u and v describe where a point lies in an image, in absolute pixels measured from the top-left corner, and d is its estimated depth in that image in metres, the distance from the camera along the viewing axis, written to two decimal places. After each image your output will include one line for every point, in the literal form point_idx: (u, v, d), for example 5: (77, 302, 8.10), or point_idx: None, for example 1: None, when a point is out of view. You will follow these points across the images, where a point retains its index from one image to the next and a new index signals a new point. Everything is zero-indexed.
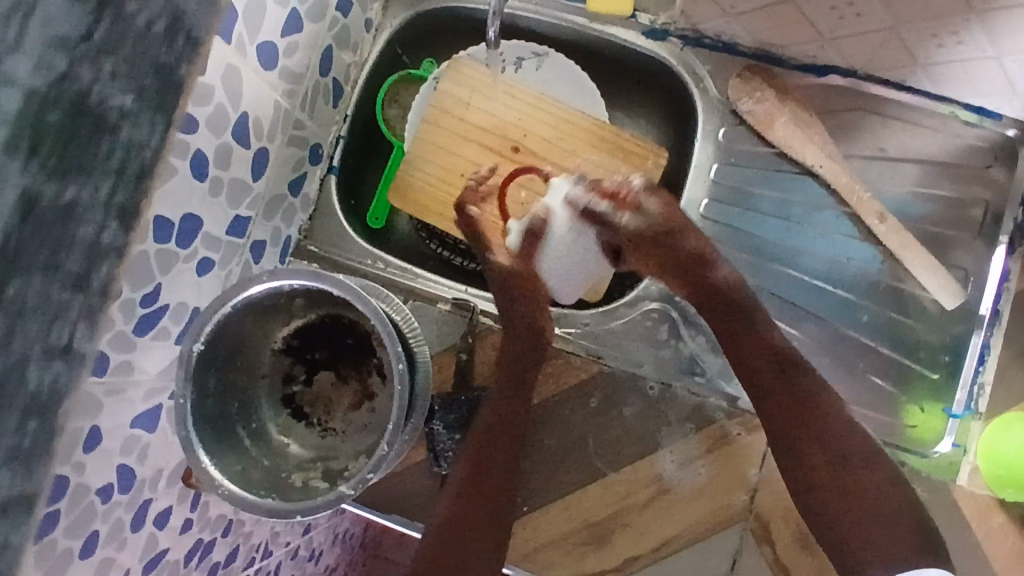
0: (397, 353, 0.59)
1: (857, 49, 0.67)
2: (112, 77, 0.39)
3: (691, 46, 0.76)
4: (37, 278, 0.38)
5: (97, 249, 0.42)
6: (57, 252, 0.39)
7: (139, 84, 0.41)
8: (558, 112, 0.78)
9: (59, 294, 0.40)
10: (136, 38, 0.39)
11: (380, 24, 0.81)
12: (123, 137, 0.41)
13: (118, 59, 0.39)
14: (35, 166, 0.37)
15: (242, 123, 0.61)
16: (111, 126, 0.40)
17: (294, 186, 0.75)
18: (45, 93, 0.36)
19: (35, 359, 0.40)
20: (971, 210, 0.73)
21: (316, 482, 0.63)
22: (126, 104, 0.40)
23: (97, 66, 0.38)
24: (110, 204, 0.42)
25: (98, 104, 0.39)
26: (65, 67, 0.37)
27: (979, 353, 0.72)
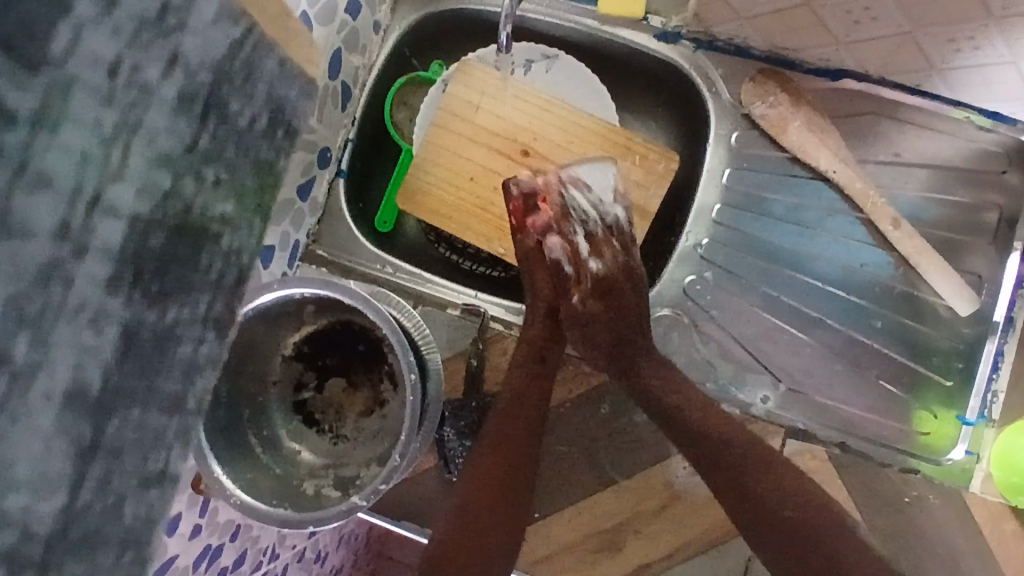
0: (409, 362, 0.59)
1: (872, 54, 0.66)
2: (215, 183, 0.35)
3: (703, 49, 0.75)
4: (138, 411, 0.33)
5: (192, 366, 0.36)
6: (154, 380, 0.34)
7: (239, 186, 0.37)
8: (567, 115, 0.78)
9: (156, 421, 0.34)
10: (238, 137, 0.36)
11: (388, 26, 0.80)
12: (222, 244, 0.37)
13: (220, 164, 0.35)
14: (136, 297, 0.32)
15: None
16: (212, 236, 0.36)
17: (302, 191, 0.74)
18: (149, 216, 0.32)
19: (131, 494, 0.33)
20: (984, 215, 0.73)
21: (328, 490, 0.63)
22: (226, 211, 0.37)
23: (200, 176, 0.34)
24: (207, 316, 0.36)
25: (200, 213, 0.35)
26: (171, 182, 0.33)
27: (992, 360, 0.72)
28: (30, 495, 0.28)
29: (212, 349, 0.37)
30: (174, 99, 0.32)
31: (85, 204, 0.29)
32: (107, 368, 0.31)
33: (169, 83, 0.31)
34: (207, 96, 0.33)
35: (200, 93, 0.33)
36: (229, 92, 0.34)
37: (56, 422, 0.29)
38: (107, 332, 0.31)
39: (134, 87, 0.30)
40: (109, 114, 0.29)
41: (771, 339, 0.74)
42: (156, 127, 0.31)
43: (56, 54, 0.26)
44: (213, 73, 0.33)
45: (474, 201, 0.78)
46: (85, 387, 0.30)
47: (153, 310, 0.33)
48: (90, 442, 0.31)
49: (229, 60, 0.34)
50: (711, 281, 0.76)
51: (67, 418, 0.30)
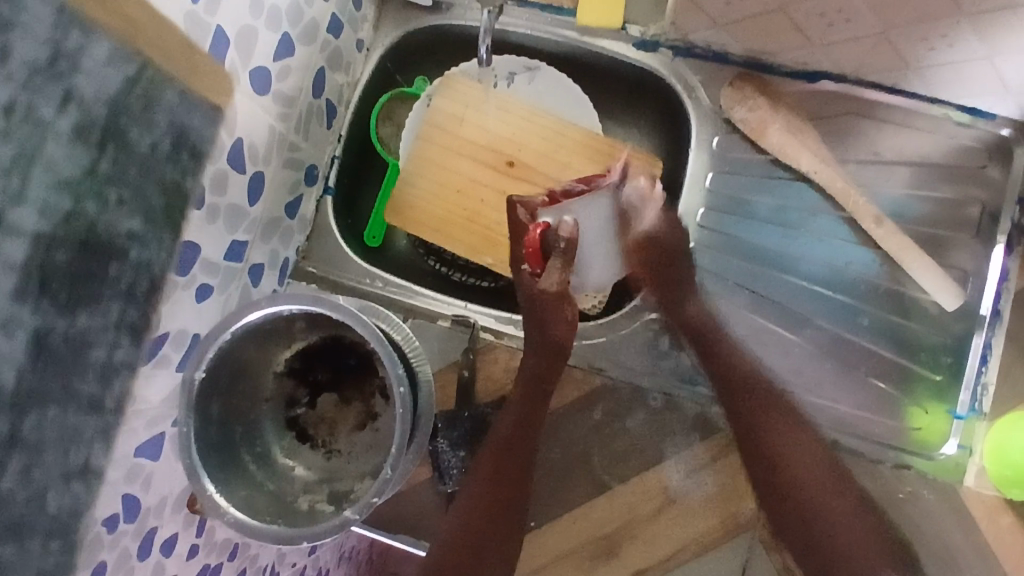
0: (398, 375, 0.59)
1: (847, 55, 0.67)
2: (118, 203, 0.46)
3: (682, 56, 0.76)
4: (54, 410, 0.43)
5: (110, 367, 0.49)
6: (73, 379, 0.45)
7: (146, 207, 0.49)
8: (551, 125, 0.79)
9: (75, 418, 0.46)
10: (140, 160, 0.47)
11: (371, 43, 0.81)
12: (134, 256, 0.49)
13: (123, 186, 0.46)
14: (45, 305, 0.41)
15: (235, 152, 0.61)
16: (120, 247, 0.47)
17: (290, 208, 0.75)
18: (54, 233, 0.41)
19: (56, 484, 0.45)
20: (967, 210, 0.73)
21: (321, 505, 0.63)
22: (135, 225, 0.49)
23: (101, 196, 0.45)
24: (122, 323, 0.49)
25: (105, 229, 0.45)
26: (71, 205, 0.42)
27: (980, 353, 0.72)
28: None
29: (127, 356, 0.51)
30: (72, 125, 0.41)
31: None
32: (20, 368, 0.41)
33: (66, 117, 0.40)
34: (104, 129, 0.44)
35: (98, 124, 0.43)
36: (128, 122, 0.45)
37: None
38: (18, 336, 0.40)
39: (30, 120, 0.38)
40: (7, 149, 0.37)
41: (760, 341, 0.75)
42: (54, 156, 0.40)
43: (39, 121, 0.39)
44: (110, 107, 0.43)
45: (461, 214, 0.79)
46: None
47: (65, 318, 0.43)
48: (9, 434, 0.41)
49: (124, 91, 0.44)
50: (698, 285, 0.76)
51: None
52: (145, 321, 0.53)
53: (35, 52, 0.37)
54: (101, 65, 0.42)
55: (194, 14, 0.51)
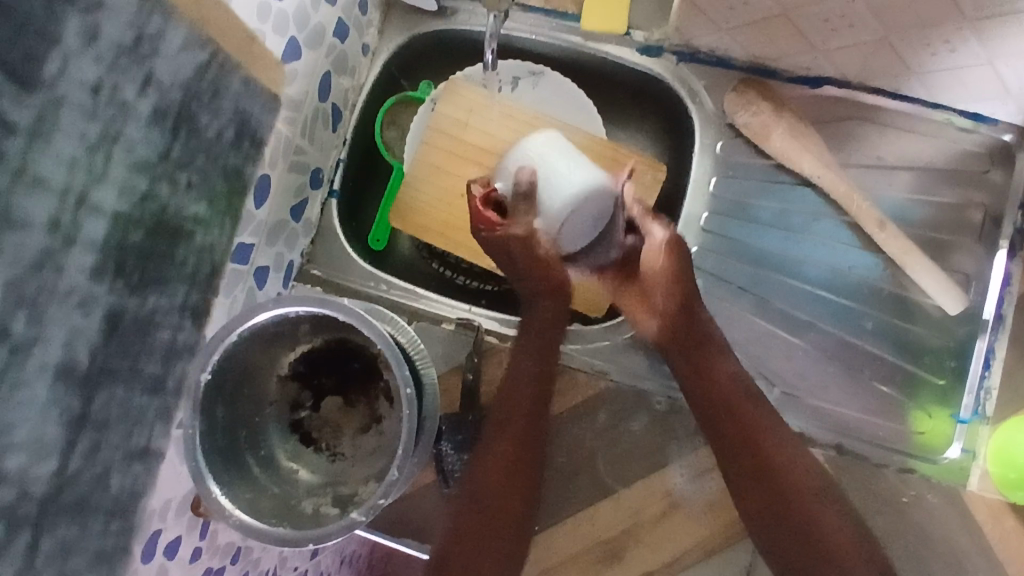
0: (405, 377, 0.59)
1: (849, 60, 0.68)
2: (188, 187, 0.51)
3: (686, 61, 0.77)
4: (120, 389, 0.48)
5: (176, 348, 0.55)
6: (140, 359, 0.50)
7: (208, 193, 0.54)
8: (555, 129, 0.79)
9: (138, 398, 0.51)
10: (210, 149, 0.53)
11: (376, 48, 0.82)
12: (195, 240, 0.54)
13: (194, 171, 0.51)
14: (118, 285, 0.45)
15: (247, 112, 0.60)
16: (188, 233, 0.53)
17: (296, 211, 0.75)
18: (132, 212, 0.46)
19: (118, 465, 0.50)
20: (969, 214, 0.74)
21: (326, 508, 0.63)
22: (200, 212, 0.54)
23: (174, 180, 0.49)
24: (188, 304, 0.55)
25: (177, 216, 0.51)
26: (147, 186, 0.47)
27: (984, 356, 0.72)
28: (31, 457, 0.41)
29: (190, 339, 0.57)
30: (152, 111, 0.45)
31: (75, 200, 0.40)
32: (95, 345, 0.45)
33: (145, 101, 0.44)
34: (178, 111, 0.48)
35: (173, 109, 0.47)
36: (199, 108, 0.49)
37: (49, 392, 0.41)
38: (97, 313, 0.44)
39: (114, 103, 0.42)
40: (94, 127, 0.41)
41: (763, 345, 0.75)
42: (133, 137, 0.44)
43: (50, 80, 0.37)
44: (183, 91, 0.47)
45: (467, 217, 0.79)
46: (71, 363, 0.43)
47: (135, 300, 0.48)
48: (81, 412, 0.44)
49: (198, 75, 0.48)
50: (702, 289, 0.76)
51: (57, 385, 0.42)
52: (204, 305, 0.58)
53: (120, 35, 0.40)
54: (175, 52, 0.45)
55: None
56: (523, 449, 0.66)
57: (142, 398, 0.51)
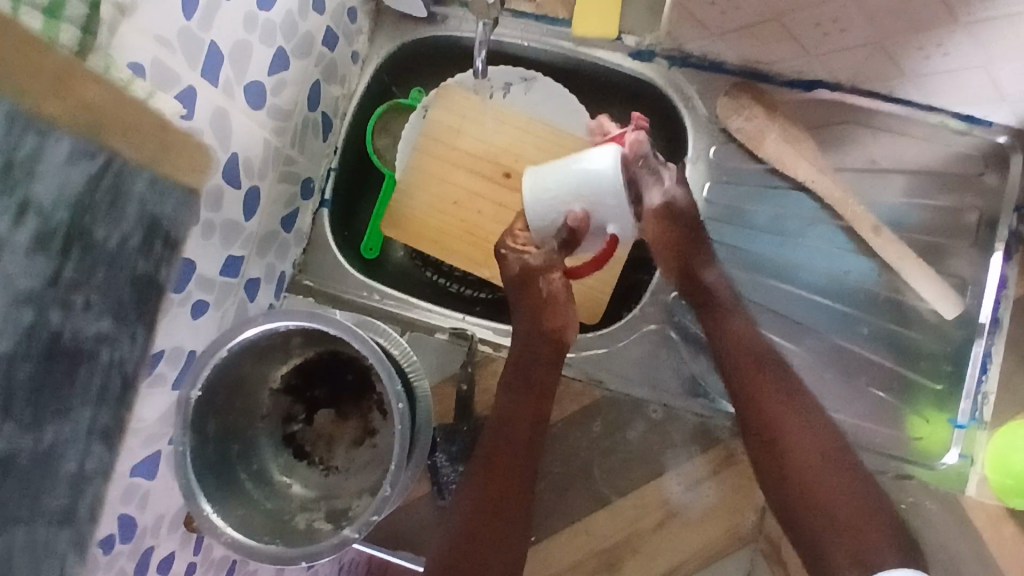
0: (396, 392, 0.59)
1: (843, 64, 0.67)
2: (84, 307, 0.43)
3: (678, 65, 0.76)
4: (22, 529, 0.41)
5: (79, 476, 0.45)
6: (41, 494, 0.42)
7: (113, 306, 0.45)
8: (547, 135, 0.79)
9: (44, 531, 0.43)
10: (108, 260, 0.44)
11: (366, 55, 0.81)
12: (103, 359, 0.46)
13: (90, 289, 0.43)
14: (13, 426, 0.39)
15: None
16: (89, 354, 0.44)
17: (286, 222, 0.74)
18: (21, 349, 0.39)
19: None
20: (965, 217, 0.73)
21: (319, 524, 0.62)
22: (101, 327, 0.45)
23: (66, 304, 0.41)
24: (93, 426, 0.46)
25: (71, 340, 0.42)
26: (33, 317, 0.39)
27: (981, 361, 0.72)
28: None
29: (97, 461, 0.47)
30: (33, 239, 0.38)
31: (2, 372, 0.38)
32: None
33: (25, 232, 0.37)
34: (69, 230, 0.40)
35: (61, 228, 0.40)
36: (94, 219, 0.42)
37: None
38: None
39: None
40: None
41: None
42: (13, 271, 0.37)
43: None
44: (71, 209, 0.40)
45: (459, 225, 0.79)
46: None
47: (30, 437, 0.40)
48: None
49: (88, 185, 0.40)
50: None
51: None
52: (118, 422, 0.49)
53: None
54: (60, 164, 0.38)
55: (189, 30, 0.54)
56: (506, 473, 0.65)
57: (46, 533, 0.43)
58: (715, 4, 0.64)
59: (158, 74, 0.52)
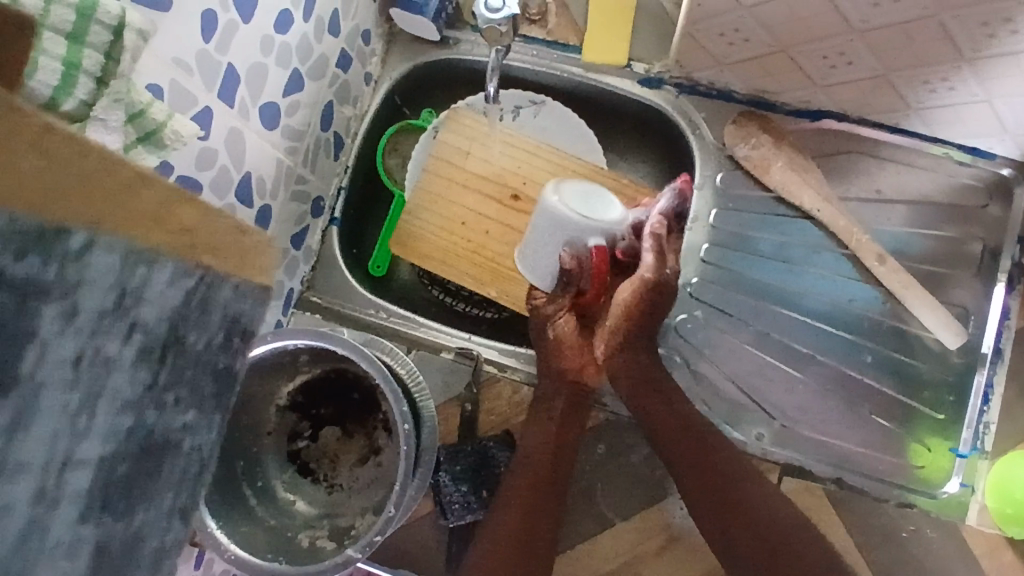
0: (403, 413, 0.59)
1: (849, 96, 0.68)
2: (176, 401, 0.32)
3: (686, 93, 0.77)
4: None
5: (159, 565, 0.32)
6: None
7: (200, 396, 0.33)
8: (556, 158, 0.80)
9: None
10: (197, 360, 0.32)
11: (378, 77, 0.83)
12: (185, 447, 0.33)
13: (182, 384, 0.32)
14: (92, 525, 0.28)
15: (186, 173, 0.57)
16: (174, 443, 0.32)
17: (297, 239, 0.76)
18: (116, 451, 0.29)
19: None
20: (968, 247, 0.74)
21: (322, 542, 0.62)
22: (188, 420, 0.33)
23: (161, 401, 0.31)
24: (171, 510, 0.33)
25: (160, 432, 0.31)
26: (132, 420, 0.29)
27: (982, 392, 0.73)
28: None
29: (180, 538, 0.34)
30: (136, 347, 0.29)
31: (55, 472, 0.26)
32: None
33: (130, 346, 0.28)
34: (166, 343, 0.30)
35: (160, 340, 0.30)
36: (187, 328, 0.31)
37: None
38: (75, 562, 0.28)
39: (93, 367, 0.27)
40: (73, 397, 0.27)
41: (763, 376, 0.75)
42: (118, 384, 0.28)
43: (26, 370, 0.25)
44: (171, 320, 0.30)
45: (465, 245, 0.79)
46: None
47: (121, 526, 0.30)
48: None
49: (187, 303, 0.31)
50: (700, 318, 0.76)
51: None
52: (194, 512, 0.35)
53: (102, 297, 0.27)
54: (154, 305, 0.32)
55: (207, 54, 0.56)
56: (534, 491, 0.66)
57: None
58: (724, 35, 0.65)
59: (176, 97, 0.54)
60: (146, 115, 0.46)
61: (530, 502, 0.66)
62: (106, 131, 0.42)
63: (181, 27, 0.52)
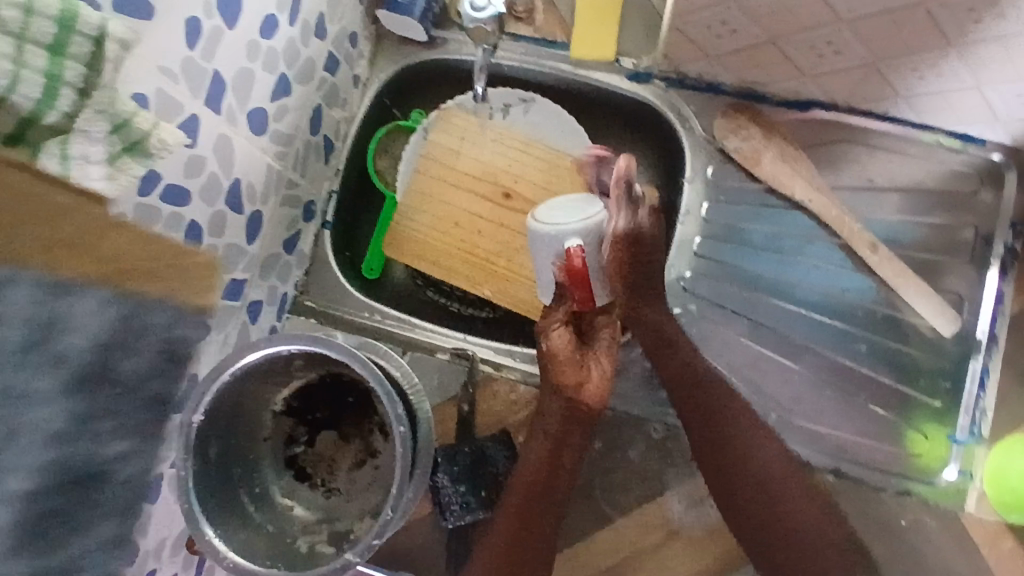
0: (398, 415, 0.59)
1: (838, 85, 0.68)
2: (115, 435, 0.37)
3: (675, 86, 0.77)
4: None
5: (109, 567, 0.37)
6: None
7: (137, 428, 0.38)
8: (548, 156, 0.79)
9: None
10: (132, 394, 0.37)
11: (367, 79, 0.82)
12: (120, 477, 0.37)
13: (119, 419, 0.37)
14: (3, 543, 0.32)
15: (174, 181, 0.57)
16: (106, 473, 0.37)
17: (229, 292, 0.67)
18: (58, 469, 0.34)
19: None
20: (961, 233, 0.74)
21: (322, 547, 0.63)
22: (122, 449, 0.37)
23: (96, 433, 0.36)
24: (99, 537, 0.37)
25: (96, 461, 0.36)
26: (57, 455, 0.34)
27: (978, 376, 0.72)
28: None
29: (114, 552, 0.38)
30: (63, 380, 0.34)
31: None
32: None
33: (54, 377, 0.34)
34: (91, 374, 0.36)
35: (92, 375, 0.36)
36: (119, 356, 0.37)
37: None
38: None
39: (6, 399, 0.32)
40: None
41: (758, 369, 0.75)
42: (37, 418, 0.33)
43: None
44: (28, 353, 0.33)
45: (459, 246, 0.79)
46: None
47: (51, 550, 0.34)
48: None
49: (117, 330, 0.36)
50: (694, 312, 0.76)
51: None
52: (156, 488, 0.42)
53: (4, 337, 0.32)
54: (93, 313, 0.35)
55: (192, 60, 0.55)
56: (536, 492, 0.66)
57: None
58: (710, 28, 0.65)
59: (162, 105, 0.54)
60: (130, 126, 0.44)
61: (536, 500, 0.66)
62: (89, 143, 0.41)
63: (164, 34, 0.52)
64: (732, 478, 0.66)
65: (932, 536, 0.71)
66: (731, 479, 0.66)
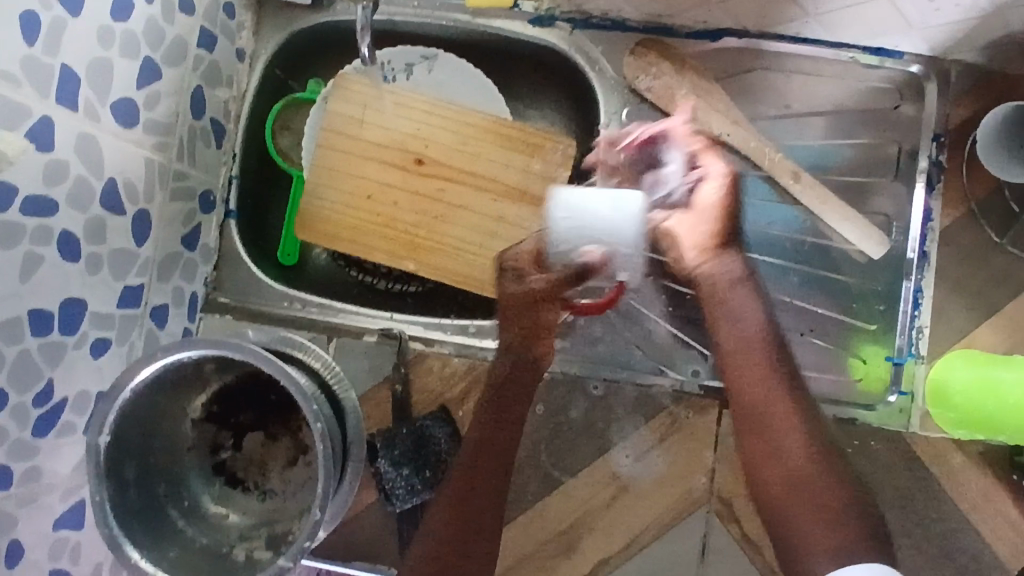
0: (313, 412, 0.55)
1: (744, 8, 0.65)
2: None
3: (580, 28, 0.73)
4: None
5: None
6: None
7: None
8: (456, 116, 0.75)
9: None
10: None
11: (254, 51, 0.76)
12: None
13: None
14: None
15: (34, 191, 0.51)
16: None
17: (94, 349, 0.60)
18: None
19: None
20: (885, 151, 0.72)
21: (260, 552, 0.60)
22: None
23: None
24: None
25: None
26: None
27: (912, 297, 0.72)
28: None
29: None
30: None
31: None
32: None
33: None
34: None
35: None
36: None
37: None
38: None
39: None
40: None
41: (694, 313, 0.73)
42: None
43: None
44: None
45: (374, 220, 0.75)
46: None
47: None
48: None
49: None
50: None
51: None
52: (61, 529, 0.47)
53: None
54: None
55: (34, 57, 0.50)
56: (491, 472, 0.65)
57: None
58: None
59: (3, 110, 0.48)
60: None
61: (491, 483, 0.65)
62: None
63: None
64: (759, 428, 0.63)
65: (885, 461, 0.70)
66: (758, 428, 0.63)
